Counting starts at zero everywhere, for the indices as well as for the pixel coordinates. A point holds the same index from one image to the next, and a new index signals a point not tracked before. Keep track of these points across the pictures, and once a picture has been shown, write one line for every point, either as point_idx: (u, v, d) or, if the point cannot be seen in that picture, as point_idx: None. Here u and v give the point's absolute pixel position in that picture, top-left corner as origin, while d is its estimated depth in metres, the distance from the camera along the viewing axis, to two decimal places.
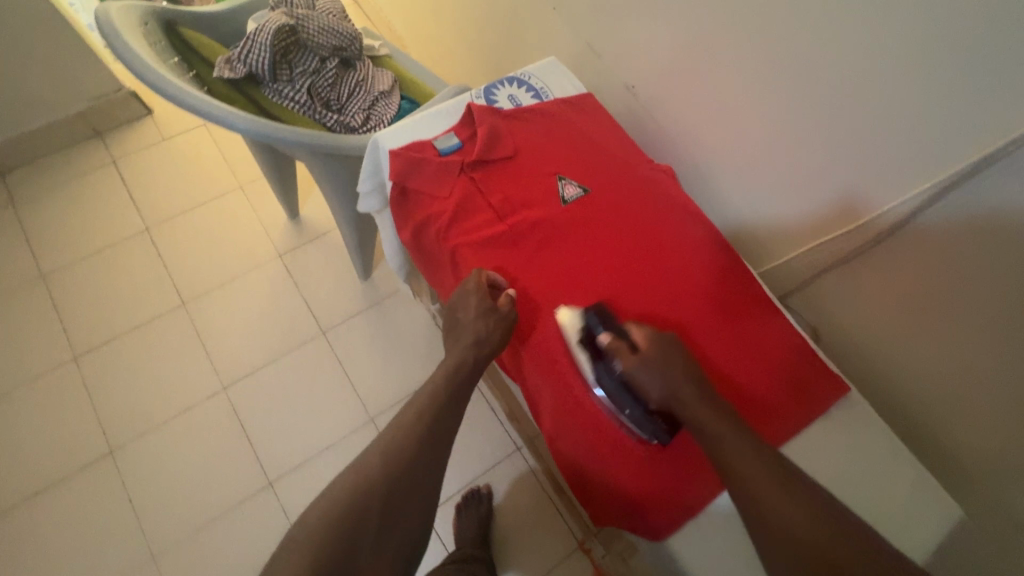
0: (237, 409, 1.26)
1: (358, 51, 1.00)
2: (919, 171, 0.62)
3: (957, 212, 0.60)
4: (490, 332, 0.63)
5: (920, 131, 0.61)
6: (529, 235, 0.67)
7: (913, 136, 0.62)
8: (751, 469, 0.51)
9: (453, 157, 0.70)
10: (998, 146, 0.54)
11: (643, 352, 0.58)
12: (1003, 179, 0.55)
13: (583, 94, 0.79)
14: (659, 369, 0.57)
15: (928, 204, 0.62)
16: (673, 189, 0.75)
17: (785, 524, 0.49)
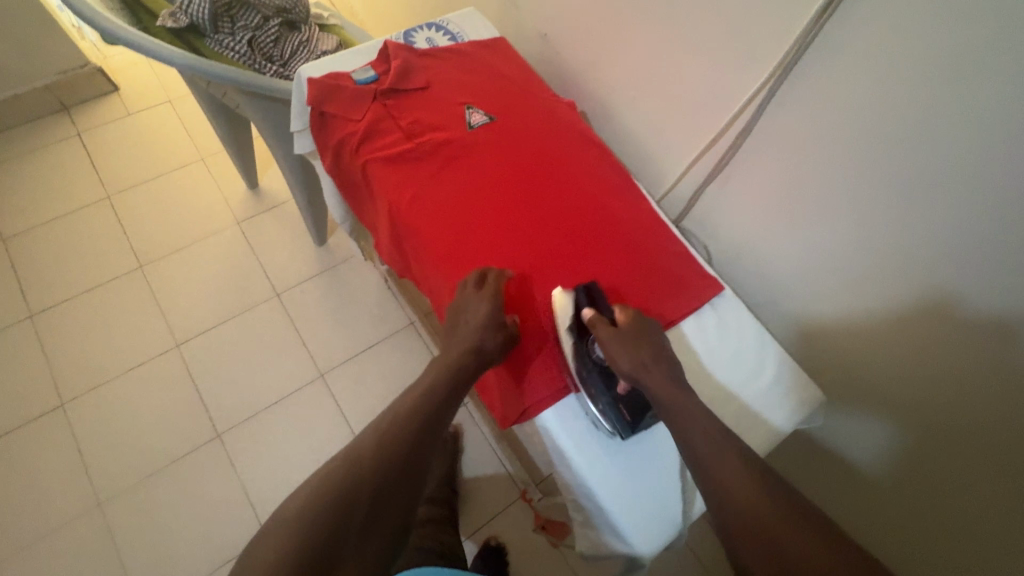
0: (189, 365, 1.29)
1: (302, 14, 1.07)
2: (762, 65, 0.68)
3: (803, 103, 0.66)
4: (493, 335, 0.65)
5: (766, 34, 0.66)
6: (436, 154, 0.73)
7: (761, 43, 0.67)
8: (721, 463, 0.54)
9: (369, 86, 0.76)
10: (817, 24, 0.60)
11: (620, 327, 0.64)
12: (830, 65, 0.61)
13: (496, 37, 0.86)
14: (636, 352, 0.62)
15: (774, 91, 0.68)
16: (575, 120, 0.81)
17: (739, 514, 0.51)
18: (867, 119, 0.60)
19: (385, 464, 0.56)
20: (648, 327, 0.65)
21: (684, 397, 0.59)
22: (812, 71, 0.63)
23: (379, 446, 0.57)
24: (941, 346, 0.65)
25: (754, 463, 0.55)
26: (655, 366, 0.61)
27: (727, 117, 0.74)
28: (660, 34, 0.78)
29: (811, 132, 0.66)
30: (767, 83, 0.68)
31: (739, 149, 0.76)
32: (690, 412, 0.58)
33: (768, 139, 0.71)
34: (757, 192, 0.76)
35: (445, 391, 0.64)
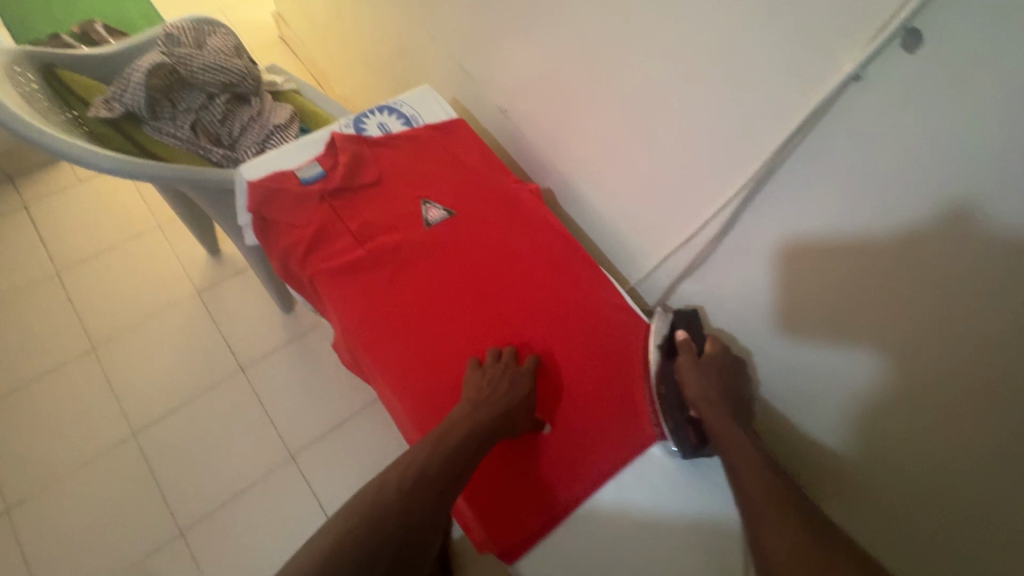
0: (148, 454, 1.21)
1: (252, 86, 1.01)
2: (735, 165, 0.63)
3: (776, 207, 0.62)
4: (516, 388, 0.61)
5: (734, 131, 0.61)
6: (390, 258, 0.68)
7: (728, 138, 0.62)
8: (773, 511, 0.49)
9: (315, 185, 0.70)
10: (790, 140, 0.56)
11: (703, 361, 0.62)
12: (804, 171, 0.57)
13: (454, 119, 0.81)
14: (722, 380, 0.61)
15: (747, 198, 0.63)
16: (538, 207, 0.76)
17: (778, 550, 0.46)
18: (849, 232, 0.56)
19: (377, 543, 0.47)
20: (734, 369, 0.63)
21: (745, 440, 0.56)
22: (791, 178, 0.59)
23: (369, 522, 0.48)
24: (934, 473, 0.59)
25: (806, 502, 0.50)
26: (714, 398, 0.59)
27: (703, 215, 0.70)
28: (627, 120, 0.74)
29: (792, 235, 0.62)
30: (740, 192, 0.63)
31: (717, 245, 0.71)
32: (750, 455, 0.55)
33: (740, 234, 0.68)
34: (737, 283, 0.72)
35: (453, 458, 0.54)
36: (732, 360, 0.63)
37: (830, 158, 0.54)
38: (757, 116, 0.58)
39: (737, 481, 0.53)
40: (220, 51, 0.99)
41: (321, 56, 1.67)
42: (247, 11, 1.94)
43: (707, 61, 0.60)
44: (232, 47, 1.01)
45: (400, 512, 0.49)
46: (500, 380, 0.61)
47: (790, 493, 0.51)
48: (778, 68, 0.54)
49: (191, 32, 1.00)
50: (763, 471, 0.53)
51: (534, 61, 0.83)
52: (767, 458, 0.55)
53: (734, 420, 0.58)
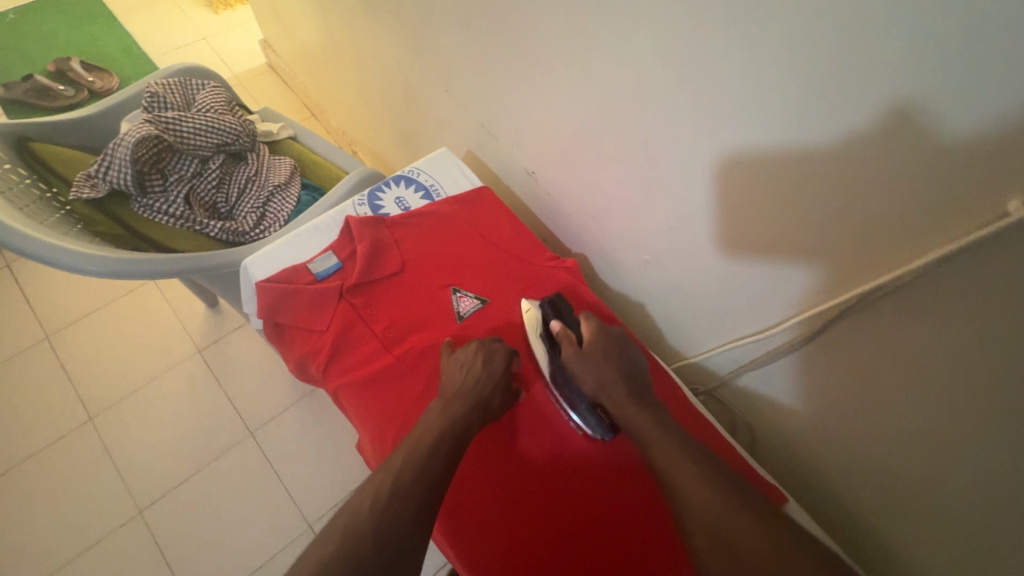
0: (156, 532, 1.14)
1: (247, 143, 0.93)
2: (819, 274, 0.55)
3: (863, 326, 0.54)
4: (492, 361, 0.59)
5: (813, 236, 0.54)
6: (422, 360, 0.60)
7: (810, 246, 0.54)
8: (694, 492, 0.47)
9: (331, 281, 0.63)
10: (899, 277, 0.48)
11: (584, 347, 0.59)
12: (909, 303, 0.49)
13: (478, 188, 0.73)
14: (602, 355, 0.58)
15: (837, 315, 0.55)
16: (578, 286, 0.69)
17: (711, 529, 0.44)
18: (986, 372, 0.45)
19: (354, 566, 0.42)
20: (618, 340, 0.60)
21: (641, 414, 0.54)
22: (890, 305, 0.50)
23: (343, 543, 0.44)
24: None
25: (711, 462, 0.50)
26: (607, 379, 0.57)
27: (790, 310, 0.61)
28: (678, 193, 0.66)
29: (899, 351, 0.52)
30: (827, 309, 0.56)
31: (803, 345, 0.62)
32: (657, 432, 0.52)
33: (816, 341, 0.60)
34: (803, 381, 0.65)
35: (444, 455, 0.51)
36: (610, 331, 0.61)
37: (960, 285, 0.44)
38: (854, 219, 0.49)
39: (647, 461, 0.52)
40: (210, 109, 0.91)
41: (314, 86, 1.57)
42: (233, 38, 1.83)
43: (784, 152, 0.51)
44: (223, 102, 0.93)
45: (375, 530, 0.44)
46: (478, 359, 0.58)
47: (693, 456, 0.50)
48: (896, 178, 0.44)
49: (177, 89, 0.92)
50: (662, 441, 0.52)
51: (567, 117, 0.75)
52: (663, 423, 0.53)
53: (626, 391, 0.56)
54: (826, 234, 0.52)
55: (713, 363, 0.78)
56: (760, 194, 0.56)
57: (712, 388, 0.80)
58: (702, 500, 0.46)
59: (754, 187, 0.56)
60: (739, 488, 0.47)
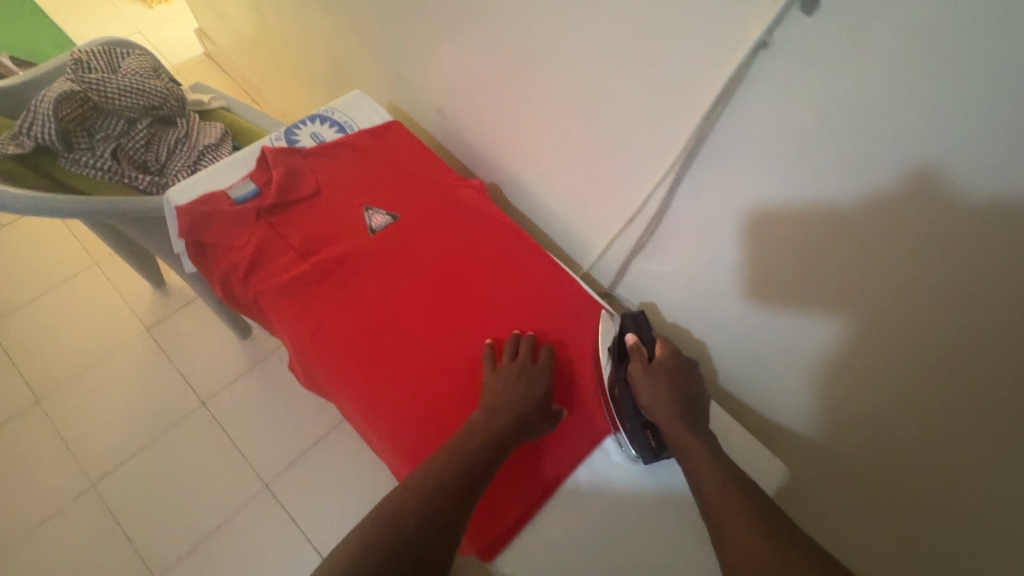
0: (111, 504, 1.15)
1: (176, 107, 0.97)
2: (660, 143, 0.62)
3: (699, 179, 0.61)
4: (532, 385, 0.60)
5: (648, 104, 0.60)
6: (337, 271, 0.67)
7: (649, 114, 0.61)
8: (740, 538, 0.48)
9: (249, 204, 0.68)
10: (708, 115, 0.55)
11: (656, 367, 0.61)
12: (722, 143, 0.56)
13: (389, 121, 0.79)
14: (672, 380, 0.60)
15: (676, 177, 0.63)
16: (483, 202, 0.75)
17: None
18: (802, 201, 0.54)
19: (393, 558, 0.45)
20: (688, 367, 0.63)
21: (699, 446, 0.56)
22: (714, 153, 0.58)
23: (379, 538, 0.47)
24: (882, 422, 0.61)
25: (767, 512, 0.50)
26: (666, 403, 0.59)
27: (645, 191, 0.68)
28: (552, 101, 0.72)
29: (736, 209, 0.60)
30: (668, 173, 0.63)
31: (664, 218, 0.69)
32: (712, 472, 0.54)
33: (672, 212, 0.67)
34: (672, 253, 0.72)
35: None
36: (683, 356, 0.64)
37: (761, 129, 0.52)
38: (670, 94, 0.57)
39: (701, 498, 0.53)
40: (136, 73, 0.94)
41: (250, 70, 1.60)
42: (168, 30, 1.85)
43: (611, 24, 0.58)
44: (148, 68, 0.97)
45: (419, 518, 0.49)
46: (517, 378, 0.60)
47: (748, 503, 0.51)
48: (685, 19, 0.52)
49: (102, 56, 0.95)
50: (720, 486, 0.52)
51: (455, 44, 0.80)
52: (724, 464, 0.55)
53: (688, 424, 0.58)
54: (659, 111, 0.60)
55: (603, 271, 0.85)
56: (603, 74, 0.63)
57: (610, 291, 0.85)
58: (751, 547, 0.47)
59: (598, 67, 0.63)
60: (786, 534, 0.48)
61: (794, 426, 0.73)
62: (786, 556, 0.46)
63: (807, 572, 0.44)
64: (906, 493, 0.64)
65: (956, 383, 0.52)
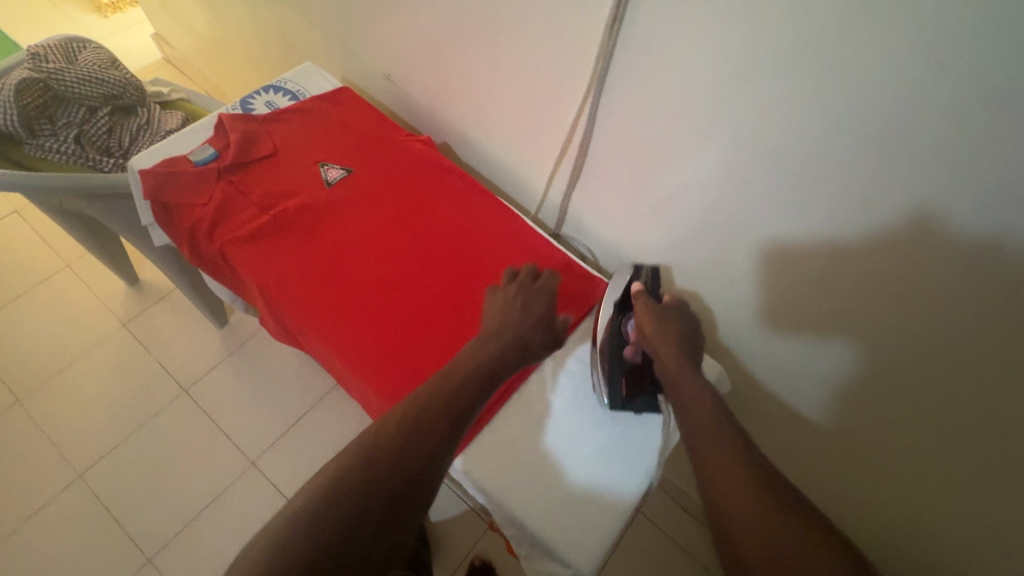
0: (99, 493, 1.17)
1: (136, 96, 1.00)
2: (577, 71, 0.68)
3: (613, 99, 0.67)
4: (536, 303, 0.64)
5: (562, 35, 0.66)
6: (296, 221, 0.71)
7: (563, 45, 0.67)
8: (732, 482, 0.49)
9: (209, 165, 0.72)
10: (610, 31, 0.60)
11: (663, 311, 0.65)
12: (625, 63, 0.62)
13: (340, 87, 0.84)
14: (676, 331, 0.63)
15: (594, 102, 0.68)
16: (432, 153, 0.80)
17: (742, 519, 0.46)
18: (697, 112, 0.60)
19: (373, 484, 0.45)
20: (693, 325, 0.66)
21: (699, 390, 0.57)
22: (622, 72, 0.63)
23: (360, 464, 0.46)
24: (802, 311, 0.68)
25: (763, 469, 0.50)
26: (668, 344, 0.62)
27: (569, 123, 0.74)
28: (481, 51, 0.78)
29: (648, 128, 0.66)
30: (587, 100, 0.69)
31: (592, 148, 0.74)
32: (704, 417, 0.54)
33: (597, 138, 0.72)
34: (603, 184, 0.77)
35: None
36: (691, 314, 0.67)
37: (656, 45, 0.58)
38: (579, 26, 0.63)
39: (696, 453, 0.52)
40: (93, 64, 0.98)
41: (209, 69, 1.64)
42: (125, 38, 1.87)
43: None
44: (106, 60, 1.01)
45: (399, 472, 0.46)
46: (517, 297, 0.64)
47: (747, 460, 0.50)
48: None
49: (59, 49, 0.98)
50: (722, 443, 0.52)
51: (391, 10, 0.85)
52: (724, 419, 0.54)
53: (697, 382, 0.58)
54: (572, 45, 0.66)
55: (549, 214, 0.90)
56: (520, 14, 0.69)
57: (558, 233, 0.91)
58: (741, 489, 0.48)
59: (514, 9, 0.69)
60: (782, 492, 0.48)
61: (732, 338, 0.80)
62: (783, 514, 0.46)
63: (794, 520, 0.46)
64: (831, 380, 0.71)
65: (850, 262, 0.59)
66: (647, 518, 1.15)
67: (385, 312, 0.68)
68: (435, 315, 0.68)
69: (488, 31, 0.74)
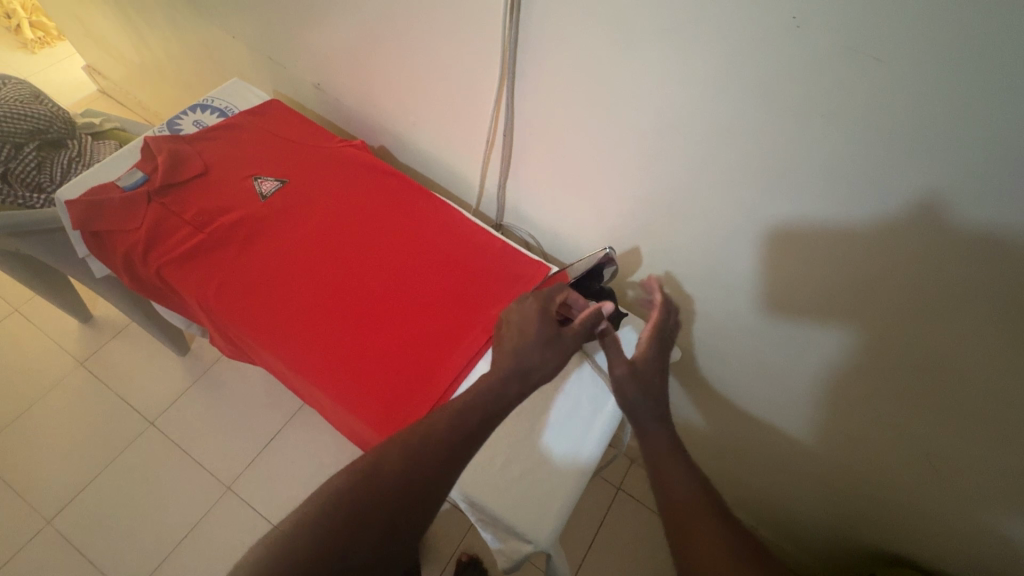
0: (72, 537, 1.14)
1: (64, 129, 0.99)
2: (490, 61, 0.69)
3: (527, 88, 0.69)
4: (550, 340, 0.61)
5: (470, 29, 0.67)
6: (233, 235, 0.71)
7: (473, 37, 0.68)
8: (675, 484, 0.53)
9: (138, 189, 0.72)
10: (511, 23, 0.62)
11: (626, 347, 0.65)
12: (530, 50, 0.64)
13: (268, 101, 0.84)
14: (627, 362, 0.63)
15: (509, 93, 0.70)
16: (365, 157, 0.81)
17: (687, 527, 0.49)
18: (601, 91, 0.62)
19: (363, 520, 0.45)
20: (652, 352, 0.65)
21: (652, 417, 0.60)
22: (532, 60, 0.65)
23: (344, 514, 0.45)
24: None
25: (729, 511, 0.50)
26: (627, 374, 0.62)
27: (492, 115, 0.75)
28: (401, 51, 0.79)
29: (563, 109, 0.68)
30: (503, 91, 0.71)
31: (517, 137, 0.76)
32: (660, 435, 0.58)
33: (520, 128, 0.74)
34: (533, 172, 0.79)
35: None
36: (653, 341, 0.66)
37: (554, 29, 0.60)
38: (484, 18, 0.65)
39: (657, 477, 0.55)
40: (15, 100, 0.96)
41: (144, 95, 1.61)
42: (55, 73, 1.83)
43: None
44: (29, 94, 0.99)
45: (393, 508, 0.47)
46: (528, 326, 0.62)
47: (709, 499, 0.51)
48: None
49: None
50: (691, 494, 0.52)
51: (310, 20, 0.86)
52: (686, 457, 0.56)
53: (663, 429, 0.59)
54: (481, 37, 0.67)
55: (491, 206, 0.92)
56: (427, 13, 0.70)
57: (501, 224, 0.93)
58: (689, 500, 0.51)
59: (422, 9, 0.70)
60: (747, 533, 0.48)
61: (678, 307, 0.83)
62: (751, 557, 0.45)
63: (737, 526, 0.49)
64: None
65: None
66: (627, 493, 1.18)
67: (332, 316, 0.68)
68: (379, 316, 0.69)
69: (403, 32, 0.75)
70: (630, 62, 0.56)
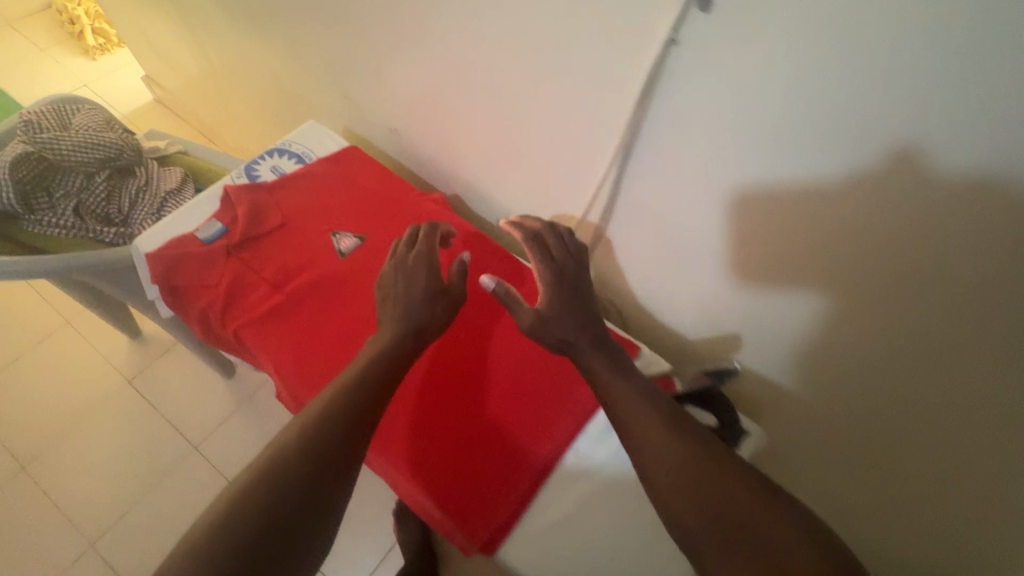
0: (111, 562, 1.13)
1: (134, 155, 0.97)
2: (599, 133, 0.65)
3: (642, 166, 0.65)
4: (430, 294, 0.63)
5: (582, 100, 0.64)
6: (311, 296, 0.68)
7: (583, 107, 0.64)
8: (654, 443, 0.52)
9: (218, 243, 0.70)
10: (637, 104, 0.58)
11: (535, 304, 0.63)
12: (653, 131, 0.60)
13: (345, 148, 0.82)
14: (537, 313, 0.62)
15: (620, 168, 0.66)
16: (444, 213, 0.78)
17: (673, 485, 0.49)
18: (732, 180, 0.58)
19: (274, 494, 0.44)
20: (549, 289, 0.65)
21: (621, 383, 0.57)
22: (652, 140, 0.61)
23: (241, 508, 0.43)
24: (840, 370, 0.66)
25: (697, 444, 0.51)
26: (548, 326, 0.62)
27: (591, 185, 0.72)
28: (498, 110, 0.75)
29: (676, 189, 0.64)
30: (611, 166, 0.67)
31: (616, 206, 0.72)
32: (630, 396, 0.56)
33: (623, 200, 0.71)
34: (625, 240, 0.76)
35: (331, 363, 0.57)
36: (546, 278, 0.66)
37: (690, 116, 0.56)
38: (603, 93, 0.61)
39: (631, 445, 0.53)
40: (88, 127, 0.95)
41: (201, 109, 1.61)
42: (114, 80, 1.85)
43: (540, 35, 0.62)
44: (101, 120, 0.98)
45: (304, 475, 0.46)
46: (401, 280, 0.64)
47: (677, 438, 0.52)
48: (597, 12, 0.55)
49: (52, 114, 0.95)
50: (664, 448, 0.51)
51: (400, 69, 0.83)
52: (651, 404, 0.55)
53: (642, 394, 0.56)
54: (594, 109, 0.63)
55: None
56: (534, 79, 0.67)
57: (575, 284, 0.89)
58: (664, 451, 0.51)
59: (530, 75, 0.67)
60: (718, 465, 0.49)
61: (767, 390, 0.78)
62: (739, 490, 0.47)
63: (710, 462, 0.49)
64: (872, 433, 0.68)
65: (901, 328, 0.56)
66: None
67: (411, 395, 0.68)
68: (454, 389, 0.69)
69: (502, 92, 0.72)
70: (768, 150, 0.53)
